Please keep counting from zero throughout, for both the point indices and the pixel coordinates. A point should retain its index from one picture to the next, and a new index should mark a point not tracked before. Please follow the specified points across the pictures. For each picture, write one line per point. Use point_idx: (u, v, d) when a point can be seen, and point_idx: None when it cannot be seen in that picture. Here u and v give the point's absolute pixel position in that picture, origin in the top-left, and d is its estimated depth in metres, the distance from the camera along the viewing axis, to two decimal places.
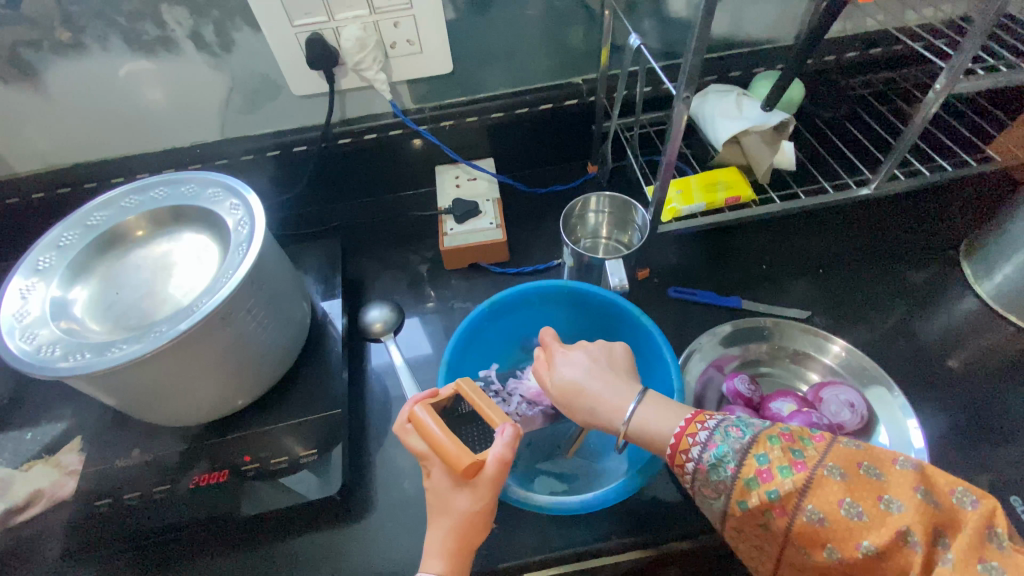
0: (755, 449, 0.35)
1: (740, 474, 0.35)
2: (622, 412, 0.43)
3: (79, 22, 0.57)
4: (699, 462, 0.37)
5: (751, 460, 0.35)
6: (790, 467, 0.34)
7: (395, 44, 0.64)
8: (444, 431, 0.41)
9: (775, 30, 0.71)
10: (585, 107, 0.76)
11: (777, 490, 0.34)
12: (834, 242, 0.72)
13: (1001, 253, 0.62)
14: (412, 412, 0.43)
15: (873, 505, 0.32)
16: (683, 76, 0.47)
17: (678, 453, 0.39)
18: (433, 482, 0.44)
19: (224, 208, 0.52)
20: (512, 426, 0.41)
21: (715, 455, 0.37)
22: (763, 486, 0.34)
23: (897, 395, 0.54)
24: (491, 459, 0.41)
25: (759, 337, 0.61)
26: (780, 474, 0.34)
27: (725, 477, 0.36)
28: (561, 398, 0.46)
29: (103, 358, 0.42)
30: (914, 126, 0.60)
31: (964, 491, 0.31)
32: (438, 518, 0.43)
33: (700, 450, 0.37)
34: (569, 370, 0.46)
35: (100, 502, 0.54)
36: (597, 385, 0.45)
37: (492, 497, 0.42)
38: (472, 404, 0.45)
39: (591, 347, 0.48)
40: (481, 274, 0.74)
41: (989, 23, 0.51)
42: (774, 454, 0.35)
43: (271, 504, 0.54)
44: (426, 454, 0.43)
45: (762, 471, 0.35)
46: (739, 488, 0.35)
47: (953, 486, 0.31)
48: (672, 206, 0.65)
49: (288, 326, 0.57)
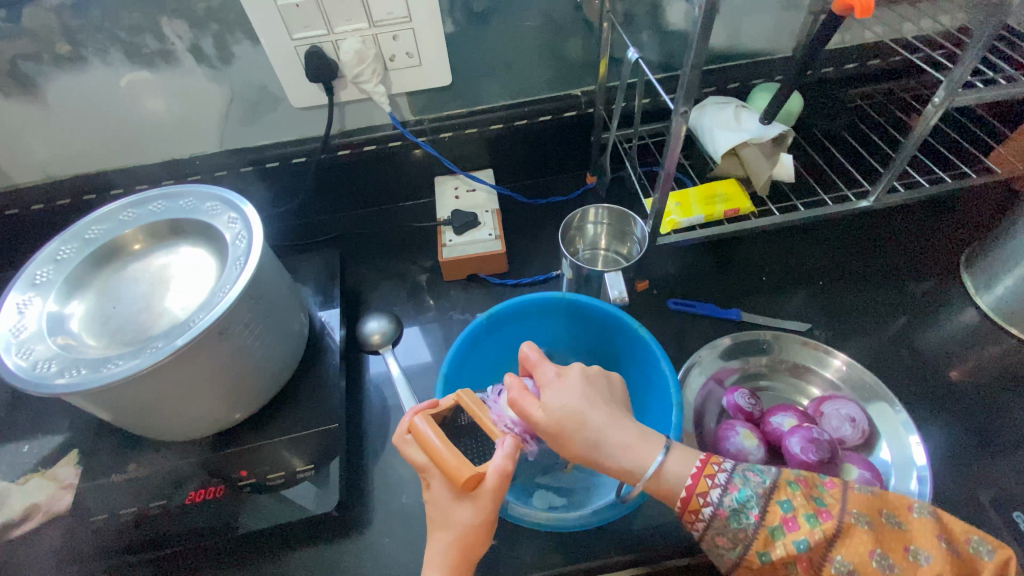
0: (779, 495, 0.38)
1: (764, 522, 0.37)
2: (637, 454, 0.40)
3: (80, 36, 0.57)
4: (719, 507, 0.38)
5: (776, 508, 0.38)
6: (815, 516, 0.37)
7: (395, 57, 0.64)
8: (445, 442, 0.41)
9: (773, 42, 0.71)
10: (584, 119, 0.76)
11: (805, 541, 0.36)
12: (834, 253, 0.71)
13: (1001, 265, 0.62)
14: (412, 423, 0.43)
15: (903, 556, 0.35)
16: (681, 90, 0.47)
17: (693, 498, 0.39)
18: (434, 493, 0.43)
19: (222, 221, 0.52)
20: (512, 438, 0.41)
21: (737, 500, 0.38)
22: (790, 536, 0.36)
23: (899, 410, 0.54)
24: (491, 471, 0.40)
25: (759, 350, 0.61)
26: (807, 524, 0.36)
27: (746, 525, 0.38)
28: (556, 430, 0.42)
29: (98, 375, 0.42)
30: (913, 138, 0.60)
31: (980, 541, 0.35)
32: (439, 530, 0.42)
33: (720, 494, 0.39)
34: (565, 398, 0.42)
35: (97, 516, 0.53)
36: (599, 416, 0.41)
37: (493, 509, 0.41)
38: (472, 416, 0.45)
39: (586, 371, 0.45)
40: (480, 284, 0.74)
41: (988, 37, 0.51)
42: (798, 501, 0.37)
43: (270, 519, 0.53)
44: (426, 466, 0.43)
45: (787, 520, 0.37)
46: (763, 537, 0.37)
47: (967, 535, 0.35)
48: (671, 218, 0.64)
49: (286, 339, 0.57)
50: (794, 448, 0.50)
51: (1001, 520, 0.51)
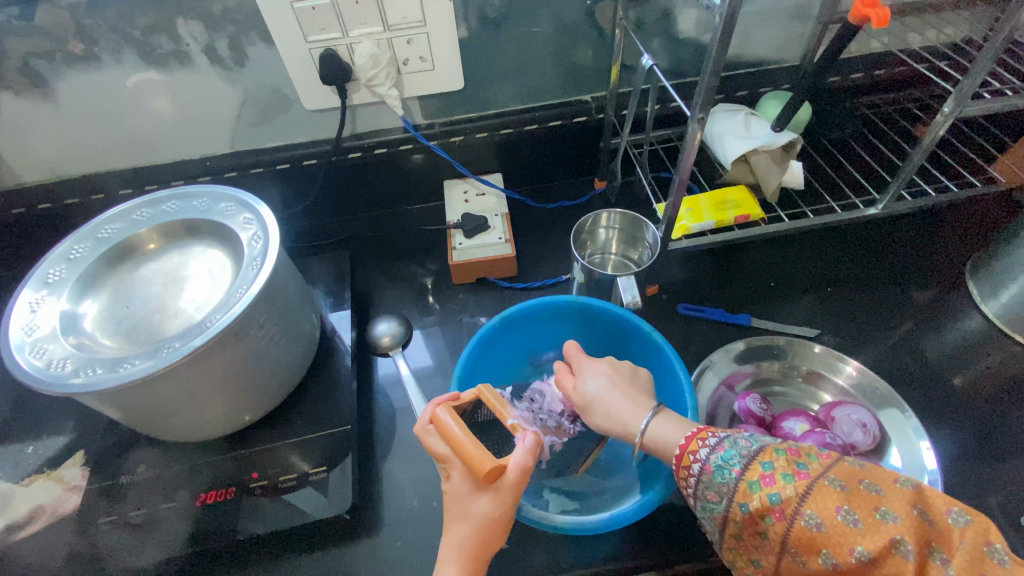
0: (762, 455, 0.37)
1: (745, 477, 0.36)
2: (629, 419, 0.45)
3: (94, 35, 0.57)
4: (706, 462, 0.38)
5: (757, 465, 0.36)
6: (792, 474, 0.35)
7: (408, 61, 0.65)
8: (466, 433, 0.40)
9: (781, 51, 0.72)
10: (594, 125, 0.76)
11: (778, 492, 0.34)
12: (841, 259, 0.72)
13: (1007, 273, 0.63)
14: (434, 414, 0.42)
15: (869, 514, 0.32)
16: (698, 97, 0.47)
17: (686, 454, 0.40)
18: (452, 485, 0.43)
19: (237, 222, 0.52)
20: (533, 433, 0.41)
21: (722, 458, 0.38)
22: (766, 488, 0.35)
23: (909, 415, 0.54)
24: (512, 465, 0.40)
25: (771, 354, 0.61)
26: (782, 480, 0.35)
27: (729, 479, 0.37)
28: (584, 405, 0.48)
29: (115, 375, 0.42)
30: (922, 148, 0.61)
31: (958, 511, 0.31)
32: (457, 521, 0.42)
33: (708, 452, 0.39)
34: (593, 380, 0.48)
35: (104, 520, 0.53)
36: (619, 396, 0.46)
37: (512, 502, 0.41)
38: (492, 411, 0.44)
39: (618, 363, 0.50)
40: (489, 288, 0.74)
41: (998, 51, 0.52)
42: (779, 463, 0.36)
43: (278, 524, 0.52)
44: (447, 457, 0.43)
45: (765, 475, 0.36)
46: (742, 489, 0.36)
47: (948, 506, 0.31)
48: (682, 223, 0.65)
49: (298, 341, 0.57)
50: None
51: (1008, 526, 0.51)
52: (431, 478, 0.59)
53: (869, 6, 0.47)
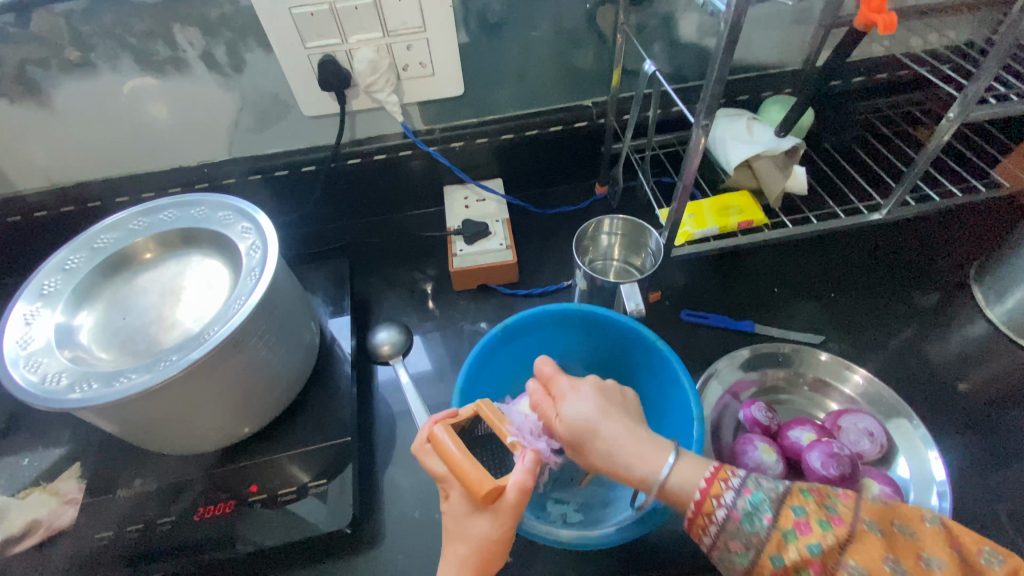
0: (792, 500, 0.35)
1: (777, 525, 0.35)
2: (637, 461, 0.40)
3: (90, 41, 0.56)
4: (732, 509, 0.36)
5: (788, 512, 0.35)
6: (827, 521, 0.34)
7: (408, 66, 0.64)
8: (464, 454, 0.39)
9: (783, 55, 0.72)
10: (595, 129, 0.76)
11: (818, 543, 0.33)
12: (844, 264, 0.72)
13: (1012, 279, 0.62)
14: (432, 433, 0.42)
15: (913, 561, 0.33)
16: (703, 103, 0.47)
17: (708, 499, 0.37)
18: (451, 504, 0.42)
19: (235, 231, 0.51)
20: (533, 452, 0.41)
21: (750, 502, 0.36)
22: (804, 540, 0.34)
23: (917, 425, 0.53)
24: (511, 485, 0.39)
25: (777, 362, 0.60)
26: (819, 529, 0.34)
27: (759, 527, 0.35)
28: (573, 439, 0.42)
29: (111, 390, 0.41)
30: (927, 153, 0.60)
31: (989, 551, 0.33)
32: (455, 541, 0.41)
33: (734, 495, 0.37)
34: (581, 407, 0.42)
35: (100, 534, 0.52)
36: (616, 427, 0.41)
37: (512, 523, 0.40)
38: (490, 426, 0.44)
39: (601, 384, 0.45)
40: (490, 295, 0.73)
41: (1004, 56, 0.51)
42: (810, 507, 0.35)
43: (278, 538, 0.51)
44: (445, 477, 0.42)
45: (800, 523, 0.34)
46: (776, 540, 0.34)
47: (978, 546, 0.33)
48: (686, 229, 0.64)
49: (297, 350, 0.56)
50: (814, 463, 0.50)
51: (1017, 535, 0.50)
52: (433, 489, 0.58)
53: (876, 12, 0.46)
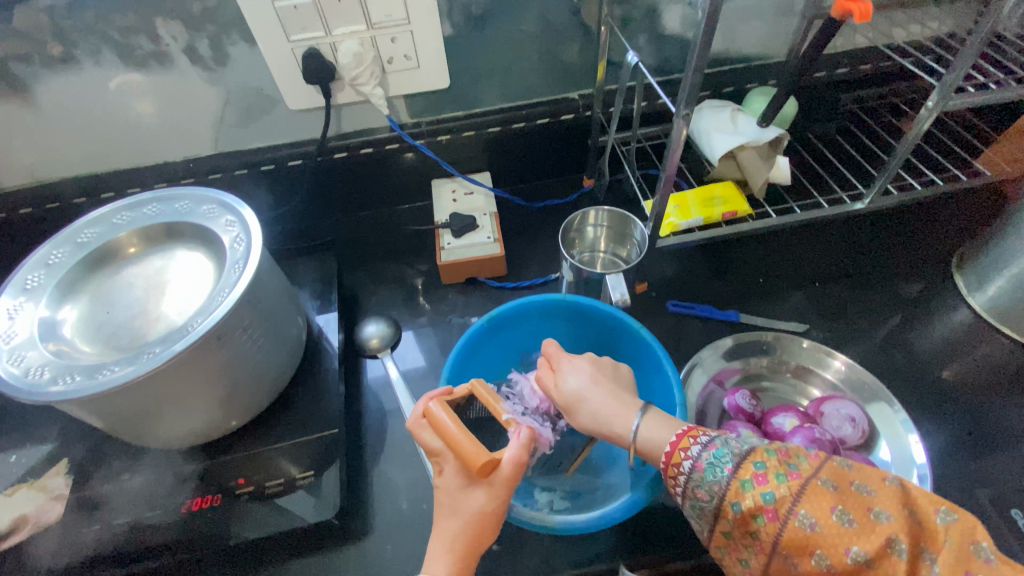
0: (755, 455, 0.36)
1: (737, 475, 0.36)
2: (617, 422, 0.44)
3: (72, 36, 0.56)
4: (697, 460, 0.38)
5: (749, 464, 0.36)
6: (785, 474, 0.35)
7: (393, 59, 0.64)
8: (460, 427, 0.40)
9: (767, 47, 0.72)
10: (582, 122, 0.76)
11: (772, 492, 0.34)
12: (828, 254, 0.72)
13: (993, 266, 0.63)
14: (428, 408, 0.42)
15: (862, 514, 0.32)
16: (684, 93, 0.47)
17: (676, 453, 0.39)
18: (445, 480, 0.43)
19: (219, 224, 0.51)
20: (527, 428, 0.41)
21: (714, 455, 0.37)
22: (759, 488, 0.34)
23: (897, 409, 0.54)
24: (506, 459, 0.40)
25: (760, 350, 0.61)
26: (775, 480, 0.34)
27: (720, 478, 0.36)
28: (565, 406, 0.47)
29: (95, 382, 0.41)
30: (907, 141, 0.61)
31: (945, 510, 0.32)
32: (447, 516, 0.42)
33: (700, 449, 0.38)
34: (574, 378, 0.47)
35: (88, 529, 0.52)
36: (603, 395, 0.45)
37: (506, 497, 0.41)
38: (485, 406, 0.44)
39: (598, 358, 0.49)
40: (478, 288, 0.73)
41: (981, 44, 0.52)
42: (771, 463, 0.35)
43: (266, 529, 0.51)
44: (440, 451, 0.42)
45: (758, 475, 0.35)
46: (734, 487, 0.35)
47: (935, 506, 0.32)
48: (670, 220, 0.65)
49: (284, 343, 0.56)
50: (797, 449, 0.50)
51: (998, 518, 0.51)
52: (422, 480, 0.58)
53: (852, 1, 0.47)
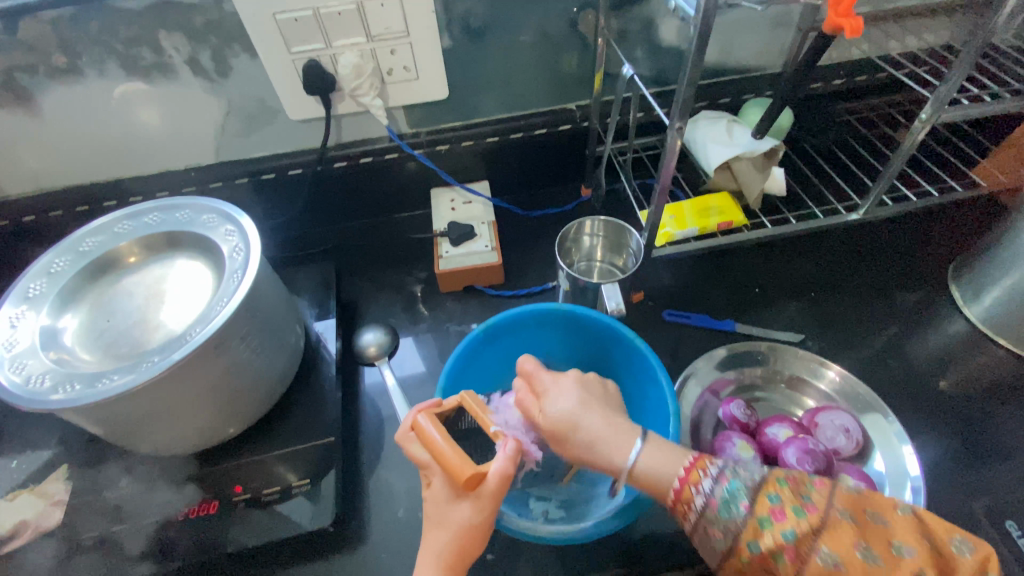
0: (768, 489, 0.38)
1: (754, 512, 0.37)
2: (613, 449, 0.42)
3: (76, 48, 0.57)
4: (710, 496, 0.38)
5: (763, 499, 0.38)
6: (802, 508, 0.36)
7: (392, 71, 0.65)
8: (446, 440, 0.40)
9: (763, 58, 0.73)
10: (579, 132, 0.77)
11: (792, 530, 0.36)
12: (824, 264, 0.73)
13: (989, 276, 0.63)
14: (415, 421, 0.43)
15: (884, 548, 0.34)
16: (677, 106, 0.48)
17: (686, 487, 0.39)
18: (433, 492, 0.43)
19: (219, 234, 0.52)
20: (514, 441, 0.41)
21: (727, 490, 0.38)
22: (778, 526, 0.36)
23: (892, 420, 0.55)
24: (492, 472, 0.40)
25: (754, 360, 0.61)
26: (794, 517, 0.36)
27: (736, 514, 0.38)
28: (555, 432, 0.45)
29: (93, 390, 0.41)
30: (901, 153, 0.61)
31: (960, 539, 0.34)
32: (436, 528, 0.42)
33: (712, 484, 0.39)
34: (563, 403, 0.45)
35: (87, 535, 0.52)
36: (594, 419, 0.44)
37: (492, 510, 0.41)
38: (474, 418, 0.45)
39: (583, 378, 0.48)
40: (476, 296, 0.74)
41: (972, 58, 0.53)
42: (785, 495, 0.37)
43: (262, 536, 0.52)
44: (428, 463, 0.43)
45: (775, 510, 0.37)
46: (752, 526, 0.37)
47: (950, 535, 0.35)
48: (666, 230, 0.65)
49: (282, 351, 0.57)
50: (790, 459, 0.50)
51: (992, 530, 0.51)
52: (418, 488, 0.58)
53: (843, 16, 0.47)
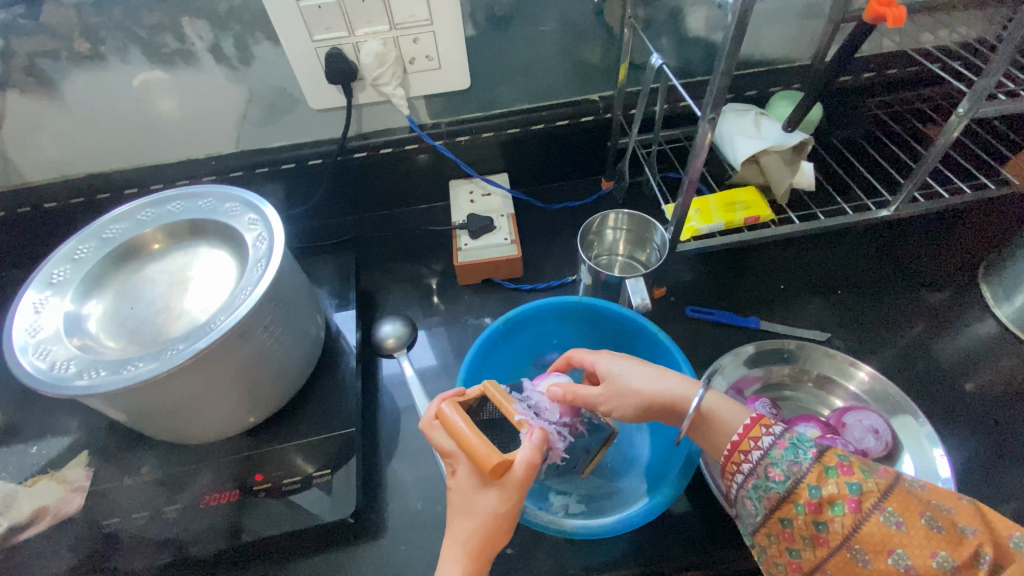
0: (837, 448, 0.39)
1: (821, 461, 0.38)
2: (681, 394, 0.47)
3: (99, 34, 0.57)
4: (779, 439, 0.40)
5: (833, 454, 0.38)
6: (870, 471, 0.37)
7: (414, 60, 0.64)
8: (472, 430, 0.40)
9: (791, 50, 0.71)
10: (601, 124, 0.76)
11: (859, 484, 0.36)
12: (851, 261, 0.71)
13: (1022, 277, 0.62)
14: (440, 410, 0.42)
15: (947, 523, 0.35)
16: (710, 97, 0.46)
17: (756, 427, 0.41)
18: (458, 481, 0.42)
19: (242, 222, 0.51)
20: (540, 430, 0.41)
21: (797, 438, 0.39)
22: (845, 477, 0.37)
23: (923, 423, 0.53)
24: (518, 461, 0.39)
25: (781, 359, 0.60)
26: (860, 474, 0.37)
27: (802, 459, 0.38)
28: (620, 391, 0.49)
29: (118, 377, 0.41)
30: (936, 148, 0.60)
31: (1019, 536, 0.34)
32: (461, 517, 0.41)
33: (782, 432, 0.40)
34: (619, 363, 0.50)
35: (107, 521, 0.53)
36: (649, 377, 0.49)
37: (519, 499, 0.40)
38: (498, 407, 0.44)
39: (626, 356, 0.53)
40: (494, 289, 0.73)
41: (1014, 51, 0.51)
42: (854, 459, 0.38)
43: (281, 527, 0.52)
44: (453, 453, 0.42)
45: (843, 465, 0.37)
46: (817, 472, 0.37)
47: (1010, 531, 0.34)
48: (691, 225, 0.64)
49: (303, 341, 0.56)
50: None
51: None
52: (437, 481, 0.58)
53: (885, 5, 0.46)
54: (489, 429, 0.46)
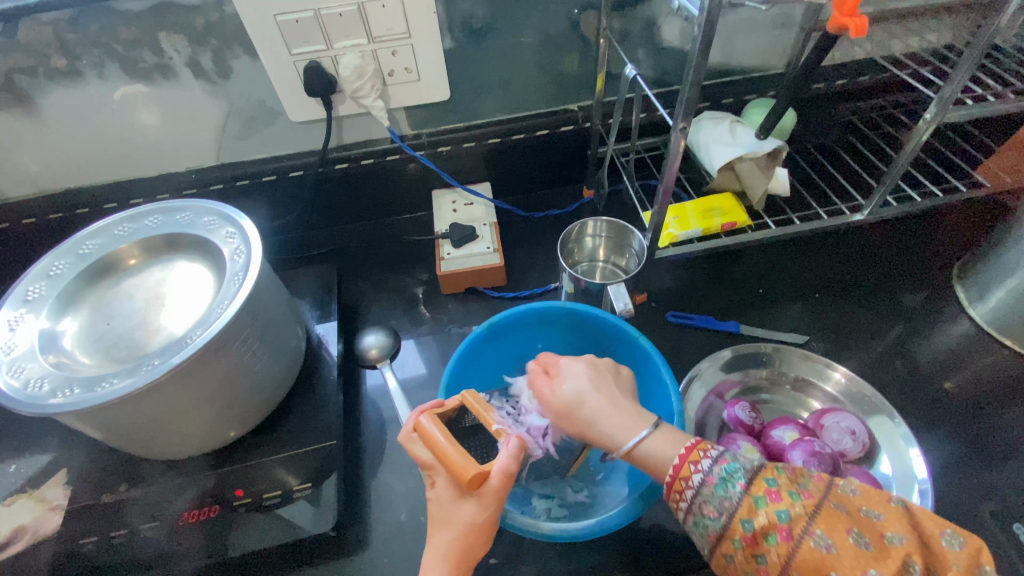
0: (766, 472, 0.38)
1: (750, 491, 0.37)
2: (616, 429, 0.43)
3: (75, 50, 0.57)
4: (708, 474, 0.38)
5: (761, 481, 0.37)
6: (798, 493, 0.36)
7: (394, 72, 0.65)
8: (449, 441, 0.40)
9: (765, 59, 0.73)
10: (581, 133, 0.76)
11: (787, 510, 0.36)
12: (827, 265, 0.72)
13: (993, 278, 0.63)
14: (418, 422, 0.42)
15: (874, 537, 0.34)
16: (680, 107, 0.47)
17: (686, 464, 0.39)
18: (438, 492, 0.42)
19: (220, 236, 0.51)
20: (517, 439, 0.41)
21: (726, 470, 0.38)
22: (774, 505, 0.36)
23: (899, 423, 0.54)
24: (495, 470, 0.40)
25: (759, 362, 0.61)
26: (788, 498, 0.36)
27: (732, 493, 0.37)
28: (564, 410, 0.46)
29: (92, 395, 0.41)
30: (906, 152, 0.61)
31: (950, 533, 0.34)
32: (441, 528, 0.41)
33: (710, 463, 0.39)
34: (574, 383, 0.46)
35: (84, 540, 0.52)
36: (600, 400, 0.45)
37: (497, 507, 0.40)
38: (476, 416, 0.44)
39: (596, 360, 0.49)
40: (478, 298, 0.73)
41: (978, 56, 0.52)
42: (782, 481, 0.37)
43: (263, 542, 0.51)
44: (431, 464, 0.42)
45: (772, 492, 0.37)
46: (748, 504, 0.37)
47: (941, 529, 0.34)
48: (669, 231, 0.65)
49: (283, 354, 0.56)
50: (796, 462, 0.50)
51: (1002, 533, 0.51)
52: (422, 491, 0.58)
53: (847, 16, 0.47)
54: (467, 439, 0.46)
